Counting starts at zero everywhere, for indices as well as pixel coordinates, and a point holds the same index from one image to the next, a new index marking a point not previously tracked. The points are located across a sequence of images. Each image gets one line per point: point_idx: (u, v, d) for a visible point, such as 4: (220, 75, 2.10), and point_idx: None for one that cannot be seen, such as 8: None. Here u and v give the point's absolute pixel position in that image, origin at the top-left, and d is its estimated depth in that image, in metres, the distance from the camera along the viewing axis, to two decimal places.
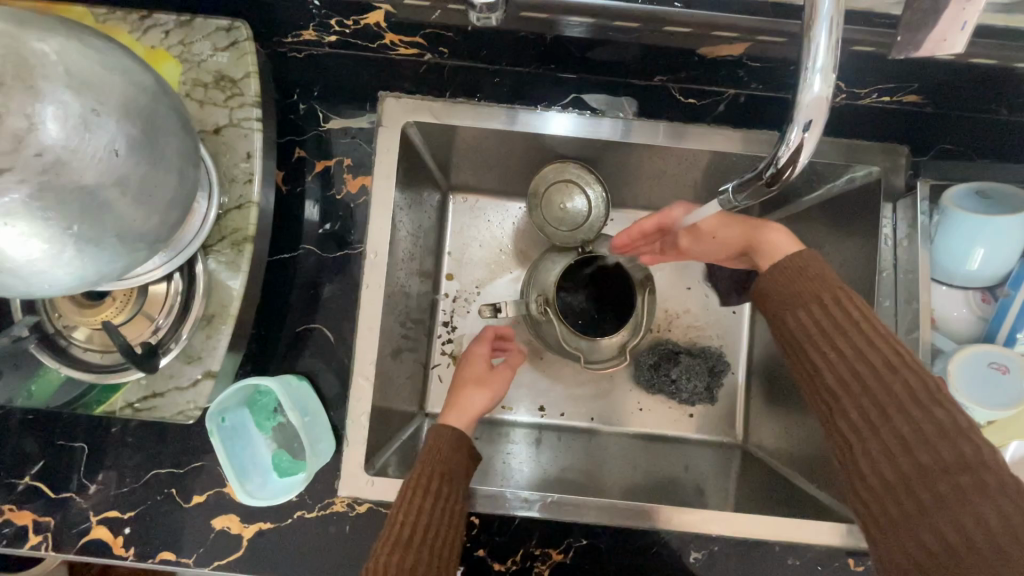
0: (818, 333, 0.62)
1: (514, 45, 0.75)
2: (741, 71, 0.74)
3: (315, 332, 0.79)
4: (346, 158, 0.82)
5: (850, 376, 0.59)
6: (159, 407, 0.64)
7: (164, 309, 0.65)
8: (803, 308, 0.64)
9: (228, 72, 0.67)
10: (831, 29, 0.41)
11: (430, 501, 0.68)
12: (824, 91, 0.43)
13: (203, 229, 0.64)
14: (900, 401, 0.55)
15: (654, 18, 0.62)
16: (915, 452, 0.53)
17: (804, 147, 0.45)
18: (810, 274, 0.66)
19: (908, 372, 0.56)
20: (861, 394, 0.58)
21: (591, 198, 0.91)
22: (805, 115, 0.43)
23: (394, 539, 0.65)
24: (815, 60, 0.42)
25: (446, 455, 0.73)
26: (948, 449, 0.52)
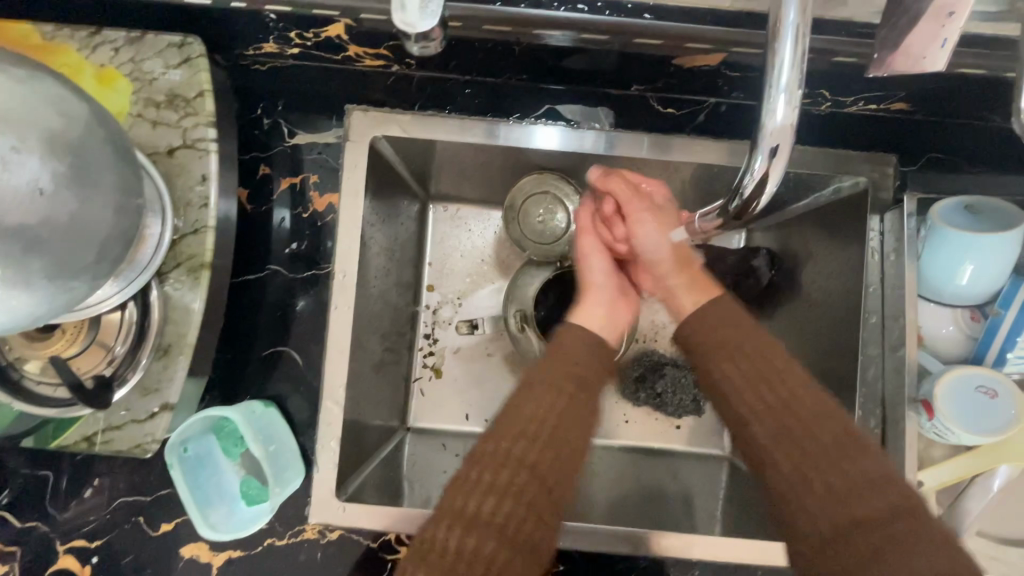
0: (746, 384, 0.61)
1: (483, 56, 0.71)
2: (720, 81, 0.71)
3: (283, 355, 0.77)
4: (313, 175, 0.80)
5: (784, 429, 0.58)
6: (115, 440, 0.63)
7: (120, 335, 0.63)
8: (730, 359, 0.62)
9: (180, 90, 0.64)
10: (796, 40, 0.38)
11: (553, 402, 0.64)
12: (789, 114, 0.40)
13: (157, 255, 0.61)
14: (832, 452, 0.56)
15: (623, 31, 0.60)
16: (855, 504, 0.53)
17: (770, 175, 0.43)
18: (735, 321, 0.65)
19: (831, 423, 0.57)
20: (795, 447, 0.57)
21: (572, 212, 0.88)
22: (770, 141, 0.41)
23: (509, 433, 0.62)
24: (780, 77, 0.39)
25: (584, 358, 0.67)
26: (881, 497, 0.53)
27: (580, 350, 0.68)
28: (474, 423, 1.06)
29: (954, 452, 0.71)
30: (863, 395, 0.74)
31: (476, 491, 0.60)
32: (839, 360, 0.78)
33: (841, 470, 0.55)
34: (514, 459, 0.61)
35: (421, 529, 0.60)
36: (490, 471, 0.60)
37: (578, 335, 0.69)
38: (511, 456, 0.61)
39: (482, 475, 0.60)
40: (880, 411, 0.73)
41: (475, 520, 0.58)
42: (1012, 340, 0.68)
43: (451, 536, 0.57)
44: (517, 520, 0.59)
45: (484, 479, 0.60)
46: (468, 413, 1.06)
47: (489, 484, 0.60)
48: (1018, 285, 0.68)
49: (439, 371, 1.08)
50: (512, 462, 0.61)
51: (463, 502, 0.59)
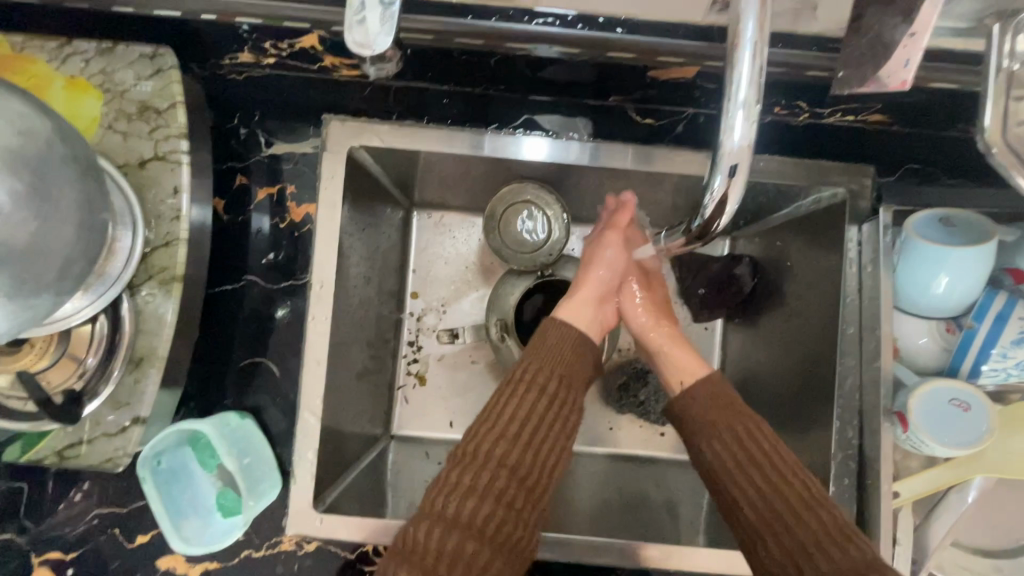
0: (722, 448, 0.67)
1: (460, 67, 0.70)
2: (697, 92, 0.71)
3: (261, 366, 0.77)
4: (290, 184, 0.79)
5: (763, 499, 0.63)
6: (86, 455, 0.62)
7: (91, 348, 0.62)
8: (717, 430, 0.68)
9: (152, 102, 0.64)
10: (754, 54, 0.38)
11: (536, 401, 0.69)
12: (748, 133, 0.40)
13: (128, 267, 0.61)
14: (801, 520, 0.61)
15: (596, 44, 0.60)
16: (824, 566, 0.58)
17: (729, 195, 0.43)
18: (716, 397, 0.70)
19: (797, 483, 0.63)
20: (773, 518, 0.62)
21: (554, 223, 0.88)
22: (729, 161, 0.41)
23: (492, 431, 0.67)
24: (737, 93, 0.39)
25: (565, 352, 0.74)
26: (847, 553, 0.58)
27: (566, 346, 0.74)
28: (457, 430, 1.06)
29: (930, 463, 0.71)
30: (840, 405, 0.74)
31: (458, 492, 0.62)
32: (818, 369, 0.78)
33: (811, 534, 0.60)
34: (497, 460, 0.65)
35: (400, 531, 0.61)
36: (476, 469, 0.64)
37: (557, 332, 0.75)
38: (494, 454, 0.65)
39: (468, 474, 0.63)
40: (856, 420, 0.74)
41: (457, 518, 0.60)
42: (986, 353, 0.68)
43: (435, 529, 0.59)
44: (499, 519, 0.62)
45: (468, 479, 0.63)
46: (452, 421, 1.06)
47: (473, 484, 0.62)
48: (993, 298, 0.68)
49: (423, 378, 1.08)
50: (496, 459, 0.65)
51: (448, 503, 0.61)
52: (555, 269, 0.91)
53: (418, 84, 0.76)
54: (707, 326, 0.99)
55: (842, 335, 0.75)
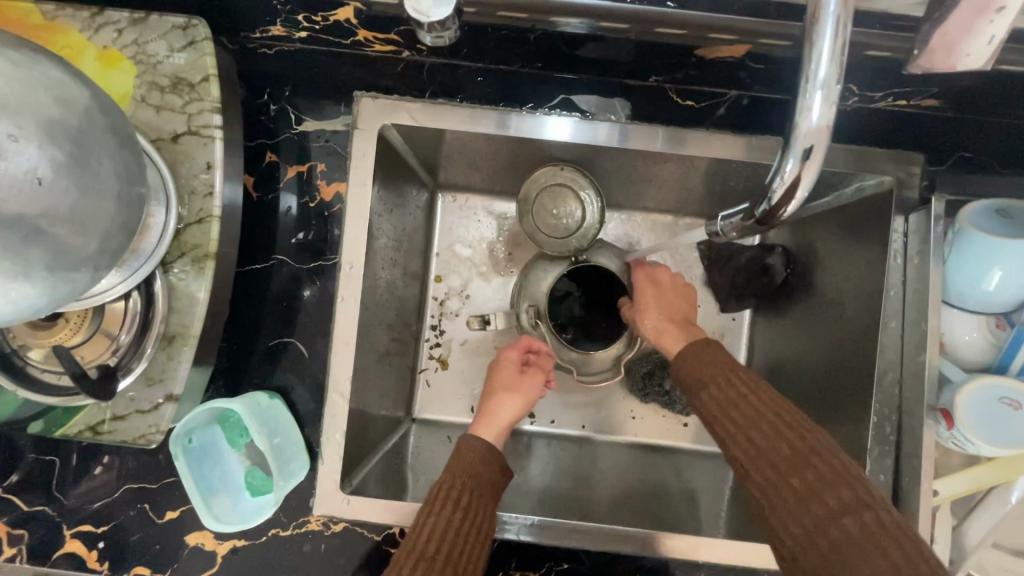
0: (705, 379, 0.66)
1: (497, 43, 0.68)
2: (743, 73, 0.68)
3: (289, 346, 0.76)
4: (320, 163, 0.78)
5: (742, 428, 0.61)
6: (120, 430, 0.62)
7: (124, 324, 0.62)
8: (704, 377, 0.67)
9: (185, 75, 0.62)
10: (836, 29, 0.36)
11: (449, 516, 0.64)
12: (825, 115, 0.38)
13: (162, 243, 0.60)
14: (779, 443, 0.58)
15: (643, 19, 0.57)
16: (799, 485, 0.54)
17: (801, 179, 0.41)
18: (706, 350, 0.69)
19: (768, 404, 0.61)
20: (751, 444, 0.59)
21: (586, 205, 0.86)
22: (804, 143, 0.39)
23: (412, 549, 0.62)
24: (816, 72, 0.37)
25: (477, 468, 0.70)
26: (823, 470, 0.54)
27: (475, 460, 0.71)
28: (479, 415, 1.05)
29: (971, 461, 0.70)
30: (880, 400, 0.73)
31: None
32: (856, 363, 0.75)
33: (787, 455, 0.56)
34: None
35: None
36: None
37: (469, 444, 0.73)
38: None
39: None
40: (895, 416, 0.72)
41: None
42: None
43: None
44: None
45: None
46: (474, 405, 1.06)
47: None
48: None
49: (445, 362, 1.07)
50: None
51: None
52: (591, 255, 0.89)
53: (451, 61, 0.74)
54: (735, 317, 0.98)
55: (884, 328, 0.72)
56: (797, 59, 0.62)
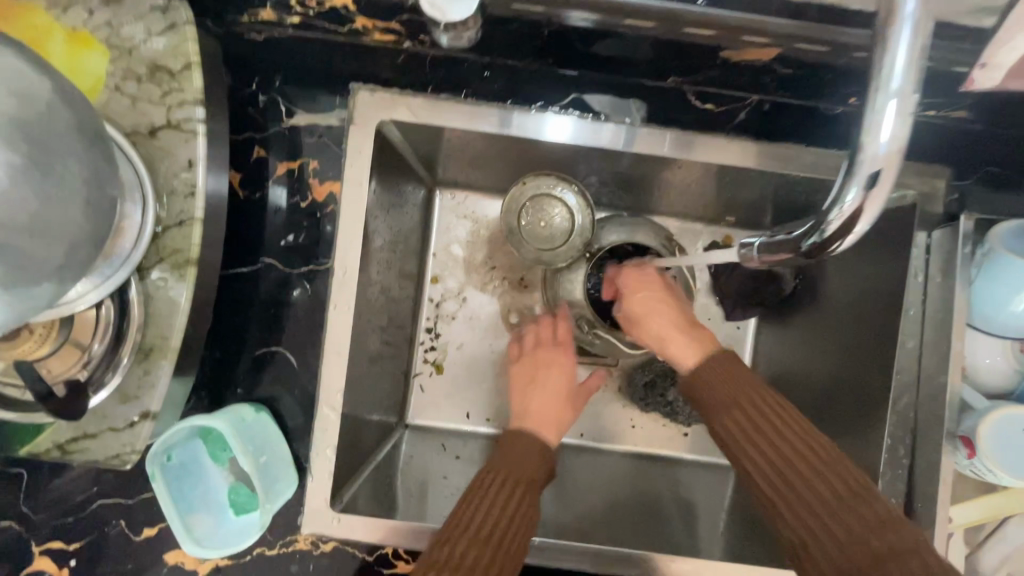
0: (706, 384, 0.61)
1: (508, 36, 0.64)
2: (768, 78, 0.64)
3: (276, 356, 0.71)
4: (312, 161, 0.73)
5: (772, 467, 0.54)
6: (91, 450, 0.57)
7: (98, 334, 0.57)
8: (723, 402, 0.59)
9: (164, 62, 0.56)
10: (912, 38, 0.35)
11: (500, 499, 0.61)
12: (898, 137, 0.36)
13: (139, 247, 0.55)
14: (817, 483, 0.52)
15: (670, 18, 0.53)
16: (841, 527, 0.50)
17: (868, 204, 0.38)
18: (723, 372, 0.61)
19: (775, 412, 0.57)
20: (783, 481, 0.54)
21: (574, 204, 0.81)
22: (871, 165, 0.37)
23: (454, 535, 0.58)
24: (889, 80, 0.35)
25: (533, 462, 0.65)
26: (866, 513, 0.49)
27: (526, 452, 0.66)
28: (474, 422, 1.02)
29: (986, 487, 0.68)
30: (895, 423, 0.70)
31: None
32: (862, 383, 0.73)
33: (828, 495, 0.51)
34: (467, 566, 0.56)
35: None
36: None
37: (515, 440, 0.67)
38: (465, 561, 0.56)
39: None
40: (909, 438, 0.69)
41: None
42: None
43: None
44: None
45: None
46: (469, 412, 1.02)
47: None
48: None
49: (440, 367, 1.03)
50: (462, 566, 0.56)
51: None
52: (599, 241, 0.83)
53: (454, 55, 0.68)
54: (741, 325, 0.94)
55: (902, 350, 0.69)
56: (828, 63, 0.58)
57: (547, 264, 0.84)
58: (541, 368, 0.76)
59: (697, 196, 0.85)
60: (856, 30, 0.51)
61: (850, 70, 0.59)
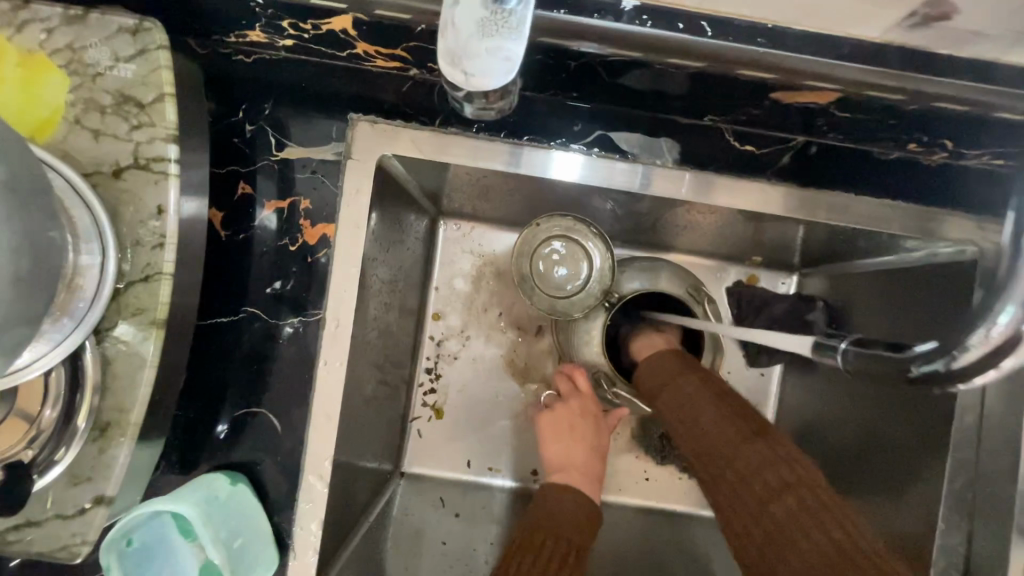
0: (684, 398, 0.60)
1: (527, 69, 0.57)
2: (820, 120, 0.57)
3: (258, 416, 0.64)
4: (304, 200, 0.65)
5: (731, 473, 0.52)
6: (33, 540, 0.49)
7: (47, 404, 0.49)
8: (667, 385, 0.63)
9: (133, 92, 0.49)
10: None
11: (553, 566, 0.58)
12: None
13: (96, 306, 0.47)
14: (739, 446, 0.53)
15: (722, 57, 0.46)
16: (756, 487, 0.50)
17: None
18: (672, 363, 0.66)
19: (745, 423, 0.55)
20: (708, 447, 0.55)
21: (592, 248, 0.75)
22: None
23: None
24: None
25: (582, 522, 0.63)
26: (778, 474, 0.49)
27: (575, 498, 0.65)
28: (475, 471, 0.94)
29: None
30: (950, 505, 0.61)
31: None
32: (903, 457, 0.66)
33: (746, 457, 0.52)
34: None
35: None
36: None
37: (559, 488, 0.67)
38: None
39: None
40: (966, 523, 0.61)
41: None
42: None
43: None
44: None
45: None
46: (469, 461, 0.94)
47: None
48: None
49: (440, 411, 0.95)
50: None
51: None
52: (619, 288, 0.75)
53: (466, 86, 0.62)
54: (764, 372, 0.88)
55: (958, 423, 0.60)
56: (895, 108, 0.51)
57: (561, 315, 0.78)
58: (579, 424, 0.71)
59: (726, 238, 0.78)
60: (938, 77, 0.44)
61: (916, 116, 0.52)
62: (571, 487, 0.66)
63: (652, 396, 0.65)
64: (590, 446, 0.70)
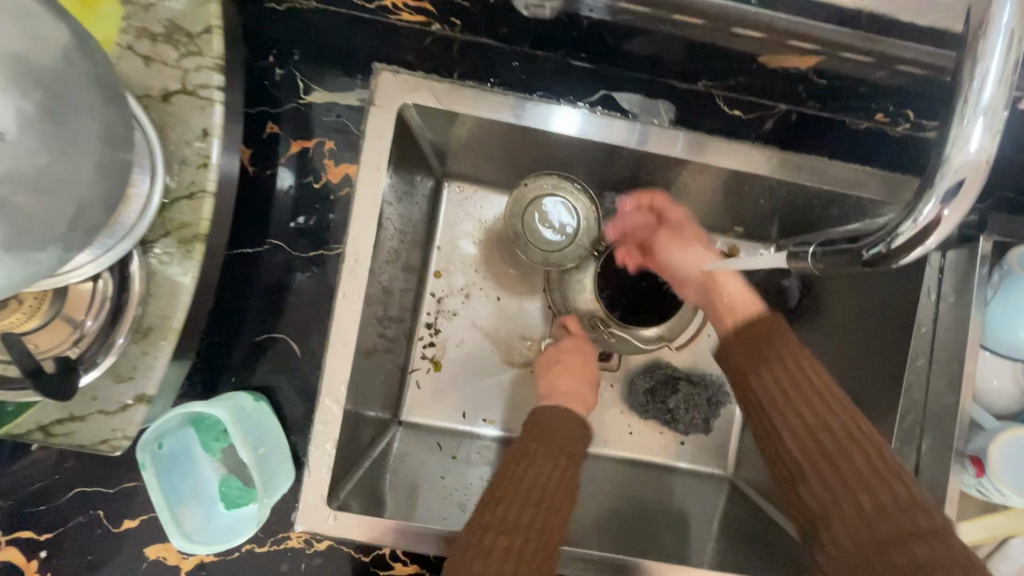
0: (771, 371, 0.58)
1: (540, 25, 0.60)
2: (801, 87, 0.63)
3: (277, 343, 0.69)
4: (328, 141, 0.71)
5: (827, 457, 0.54)
6: (78, 433, 0.53)
7: (91, 311, 0.53)
8: (760, 364, 0.59)
9: (183, 23, 0.53)
10: (1010, 43, 0.34)
11: (548, 467, 0.63)
12: (984, 149, 0.36)
13: (144, 218, 0.51)
14: (839, 454, 0.54)
15: (720, 16, 0.52)
16: (845, 477, 0.53)
17: (941, 224, 0.38)
18: (772, 334, 0.60)
19: (839, 416, 0.55)
20: (812, 453, 0.55)
21: (575, 205, 0.81)
22: (954, 176, 0.36)
23: (511, 495, 0.60)
24: (980, 95, 0.35)
25: (573, 434, 0.68)
26: (881, 477, 0.52)
27: (568, 424, 0.68)
28: (470, 421, 0.99)
29: (987, 506, 0.68)
30: (901, 439, 0.69)
31: (505, 501, 0.59)
32: (861, 403, 0.74)
33: (841, 451, 0.54)
34: (529, 528, 0.57)
35: None
36: (499, 533, 0.57)
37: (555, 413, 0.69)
38: (525, 522, 0.57)
39: (501, 539, 0.56)
40: (915, 456, 0.68)
41: (500, 521, 0.57)
42: None
43: (485, 537, 0.56)
44: (534, 518, 0.58)
45: (501, 544, 0.56)
46: (465, 412, 0.99)
47: (510, 552, 0.56)
48: None
49: (438, 363, 1.00)
50: (525, 525, 0.57)
51: (494, 513, 0.58)
52: (605, 238, 0.83)
53: (492, 23, 0.62)
54: None
55: (912, 366, 0.68)
56: (865, 76, 0.58)
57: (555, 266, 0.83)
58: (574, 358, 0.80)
59: (709, 207, 0.84)
60: (902, 42, 0.51)
61: (880, 88, 0.59)
62: (563, 409, 0.71)
63: (731, 362, 0.62)
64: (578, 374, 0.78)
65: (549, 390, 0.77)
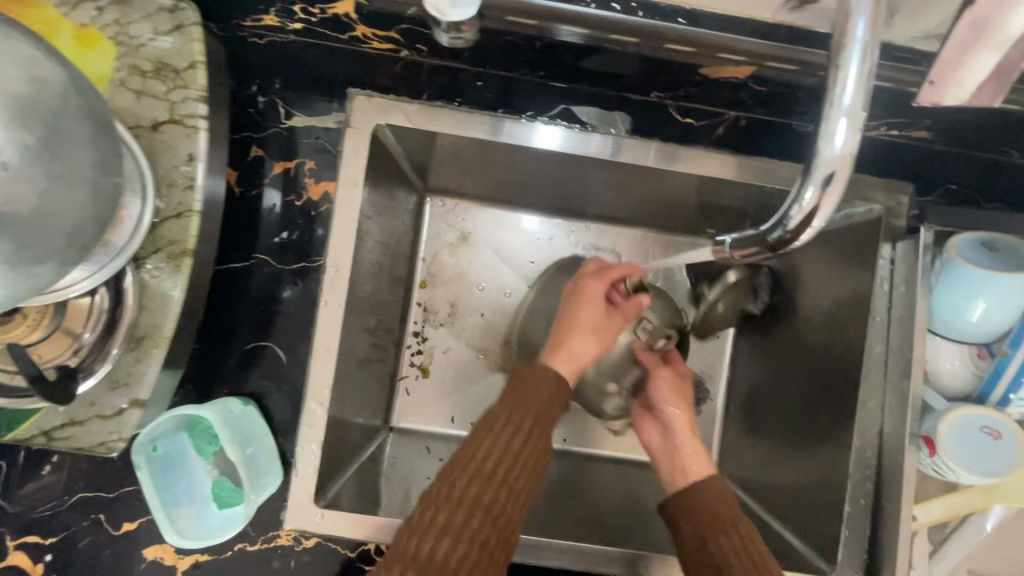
0: (725, 537, 0.58)
1: (504, 49, 0.66)
2: (744, 94, 0.68)
3: (266, 350, 0.73)
4: (309, 161, 0.76)
5: None
6: (78, 437, 0.58)
7: (88, 323, 0.58)
8: (714, 536, 0.58)
9: (169, 60, 0.59)
10: (863, 53, 0.39)
11: (511, 447, 0.58)
12: (849, 143, 0.40)
13: (136, 237, 0.56)
14: None
15: (652, 35, 0.57)
16: None
17: (821, 209, 0.43)
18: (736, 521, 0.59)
19: None
20: None
21: None
22: (826, 169, 0.41)
23: (457, 490, 0.56)
24: (842, 98, 0.39)
25: (547, 408, 0.61)
26: None
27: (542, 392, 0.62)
28: (458, 425, 1.02)
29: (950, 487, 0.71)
30: (862, 425, 0.71)
31: (459, 506, 0.55)
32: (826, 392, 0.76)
33: None
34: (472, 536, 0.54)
35: None
36: (441, 539, 0.54)
37: (534, 375, 0.63)
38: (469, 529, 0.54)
39: (427, 544, 0.53)
40: (877, 440, 0.71)
41: (443, 526, 0.54)
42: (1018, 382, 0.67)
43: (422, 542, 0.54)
44: (477, 526, 0.55)
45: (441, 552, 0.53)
46: (452, 417, 1.02)
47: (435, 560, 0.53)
48: None
49: (426, 370, 1.03)
50: (460, 529, 0.54)
51: (447, 515, 0.54)
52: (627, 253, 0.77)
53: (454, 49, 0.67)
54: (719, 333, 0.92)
55: (868, 355, 0.72)
56: (798, 82, 0.62)
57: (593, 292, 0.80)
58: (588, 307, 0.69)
59: (677, 210, 0.88)
60: (822, 51, 0.56)
61: (814, 93, 0.64)
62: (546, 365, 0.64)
63: (685, 512, 0.61)
64: (588, 319, 0.68)
65: (558, 335, 0.68)
